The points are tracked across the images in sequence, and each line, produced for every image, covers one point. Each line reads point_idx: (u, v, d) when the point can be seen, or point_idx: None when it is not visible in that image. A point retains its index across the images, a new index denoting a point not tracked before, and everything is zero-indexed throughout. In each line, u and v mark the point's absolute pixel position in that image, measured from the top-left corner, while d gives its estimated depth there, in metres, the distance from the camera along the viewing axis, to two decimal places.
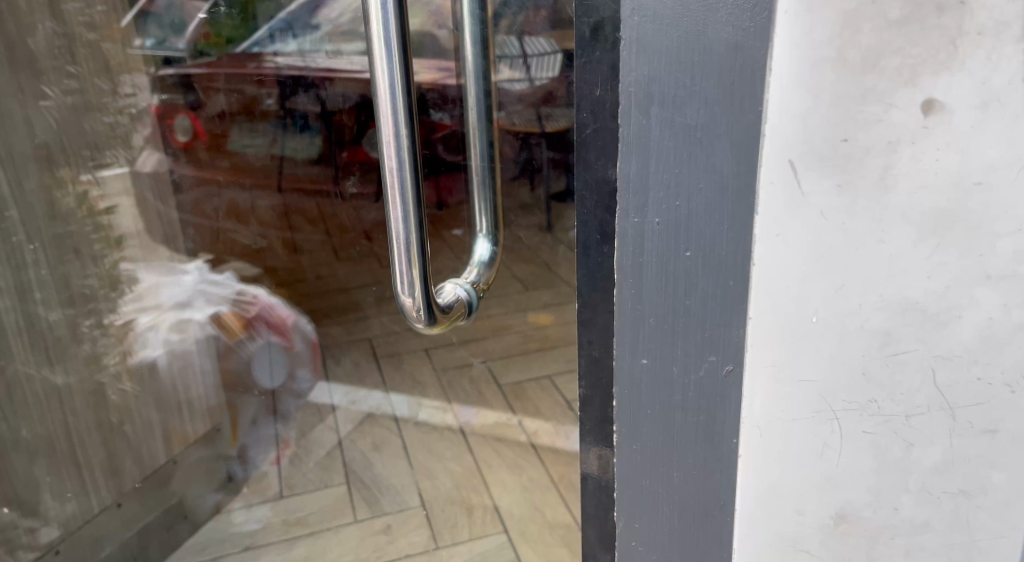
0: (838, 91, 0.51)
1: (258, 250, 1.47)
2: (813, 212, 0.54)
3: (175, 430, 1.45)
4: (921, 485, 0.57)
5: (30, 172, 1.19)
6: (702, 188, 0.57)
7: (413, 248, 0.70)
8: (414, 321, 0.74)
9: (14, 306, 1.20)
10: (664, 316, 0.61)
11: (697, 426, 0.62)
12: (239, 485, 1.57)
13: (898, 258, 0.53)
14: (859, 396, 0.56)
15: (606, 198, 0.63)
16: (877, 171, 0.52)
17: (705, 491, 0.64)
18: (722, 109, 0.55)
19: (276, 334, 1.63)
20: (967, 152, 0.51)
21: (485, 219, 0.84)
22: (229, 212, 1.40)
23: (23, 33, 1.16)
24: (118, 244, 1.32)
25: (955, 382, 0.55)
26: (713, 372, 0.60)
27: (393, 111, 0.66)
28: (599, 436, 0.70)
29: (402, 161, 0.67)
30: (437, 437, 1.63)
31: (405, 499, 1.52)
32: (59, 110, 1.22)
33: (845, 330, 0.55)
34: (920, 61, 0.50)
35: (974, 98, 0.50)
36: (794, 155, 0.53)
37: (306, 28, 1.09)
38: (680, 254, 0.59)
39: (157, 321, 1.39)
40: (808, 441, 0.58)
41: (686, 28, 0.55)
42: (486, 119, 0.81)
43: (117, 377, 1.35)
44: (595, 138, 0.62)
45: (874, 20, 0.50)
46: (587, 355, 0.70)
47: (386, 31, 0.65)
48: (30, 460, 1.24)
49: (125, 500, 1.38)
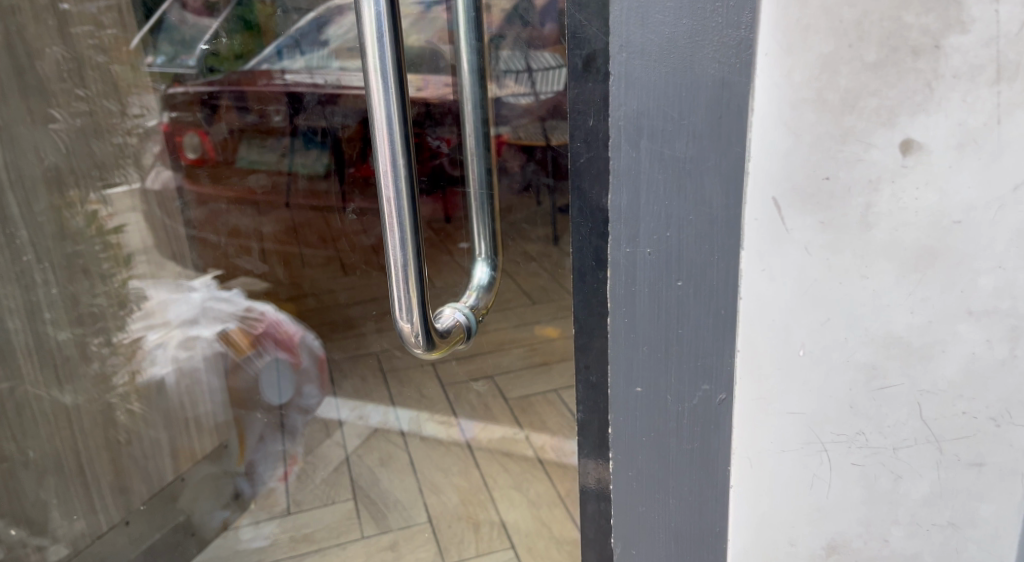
0: (819, 131, 0.52)
1: (261, 274, 1.33)
2: (798, 248, 0.54)
3: (183, 448, 1.49)
4: (911, 516, 0.58)
5: (39, 195, 1.22)
6: (692, 220, 0.58)
7: (411, 274, 0.71)
8: (413, 347, 0.75)
9: (22, 328, 1.24)
10: (657, 345, 0.62)
11: (691, 454, 0.63)
12: (246, 501, 1.58)
13: (882, 293, 0.54)
14: (847, 428, 0.57)
15: (600, 225, 0.63)
16: (860, 209, 0.53)
17: (701, 518, 0.64)
18: (710, 143, 0.56)
19: (284, 350, 1.54)
20: (946, 191, 0.51)
21: (485, 243, 0.84)
22: (229, 233, 1.27)
23: (32, 57, 1.18)
24: (126, 262, 1.34)
25: (941, 416, 0.55)
26: (707, 400, 0.61)
27: (390, 144, 0.67)
28: (597, 459, 0.71)
29: (399, 193, 0.68)
30: (441, 451, 1.50)
31: (412, 515, 1.49)
32: (68, 133, 1.24)
33: (831, 364, 0.56)
34: (897, 102, 0.51)
35: (951, 138, 0.51)
36: (777, 192, 0.54)
37: (314, 45, 0.99)
38: (672, 283, 0.60)
39: (164, 338, 1.42)
40: (798, 472, 0.59)
41: (672, 65, 0.56)
42: (485, 145, 0.81)
43: (125, 398, 1.38)
44: (589, 167, 0.63)
45: (851, 63, 0.51)
46: (585, 380, 0.70)
47: (383, 67, 0.66)
48: (38, 478, 1.29)
49: (133, 519, 1.42)
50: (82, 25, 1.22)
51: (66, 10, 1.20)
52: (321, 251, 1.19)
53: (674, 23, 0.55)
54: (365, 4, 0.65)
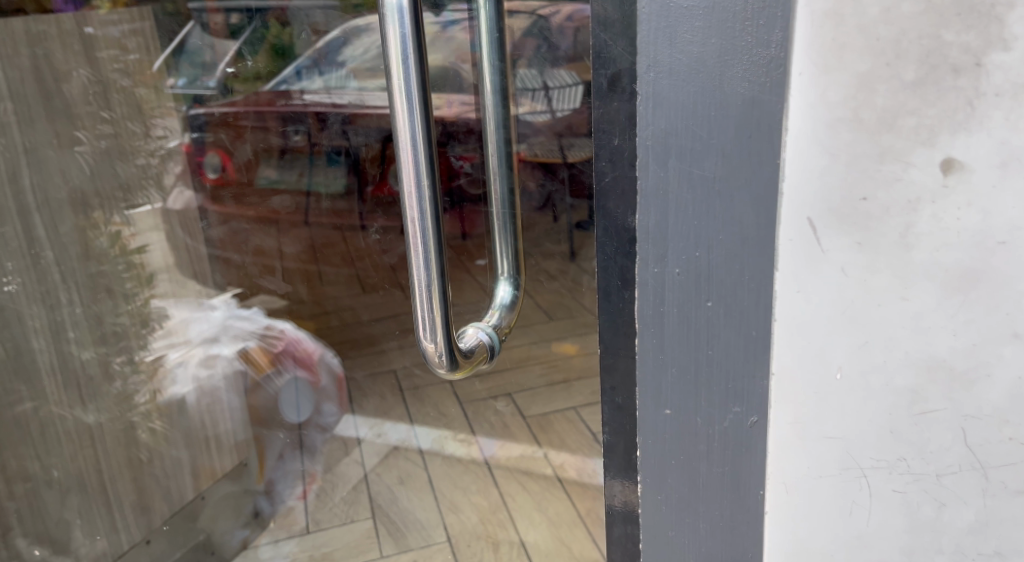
0: (856, 150, 0.52)
1: (284, 293, 1.32)
2: (834, 269, 0.54)
3: (203, 465, 1.50)
4: (955, 546, 0.56)
5: (66, 216, 1.24)
6: (721, 239, 0.57)
7: (434, 293, 0.70)
8: (436, 367, 0.74)
9: (47, 347, 1.27)
10: (685, 367, 0.62)
11: (722, 477, 0.62)
12: (266, 520, 1.57)
13: (922, 316, 0.53)
14: (887, 454, 0.56)
15: (626, 244, 0.63)
16: (898, 230, 0.52)
17: (732, 543, 0.64)
18: (741, 163, 0.55)
19: (303, 369, 1.52)
20: (989, 211, 0.50)
21: (507, 262, 0.82)
22: (254, 252, 1.25)
23: (58, 80, 1.20)
24: (149, 282, 1.35)
25: (986, 441, 0.53)
26: (737, 424, 0.60)
27: (415, 164, 0.67)
28: (624, 481, 0.70)
29: (423, 213, 0.67)
30: (460, 470, 1.45)
31: (431, 535, 1.45)
32: (93, 155, 1.25)
33: (870, 388, 0.55)
34: (936, 121, 0.50)
35: (994, 157, 0.49)
36: (813, 213, 0.53)
37: (333, 65, 1.00)
38: (702, 303, 0.59)
39: (185, 357, 1.42)
40: (836, 499, 0.58)
41: (702, 84, 0.55)
42: (507, 165, 0.79)
43: (147, 416, 1.40)
44: (614, 187, 0.63)
45: (889, 82, 0.50)
46: (610, 403, 0.69)
47: (408, 88, 0.65)
48: (62, 497, 1.33)
49: (154, 538, 1.45)
50: (107, 48, 1.22)
51: (90, 34, 1.21)
52: (342, 270, 1.19)
53: (702, 42, 0.55)
54: (390, 26, 0.64)
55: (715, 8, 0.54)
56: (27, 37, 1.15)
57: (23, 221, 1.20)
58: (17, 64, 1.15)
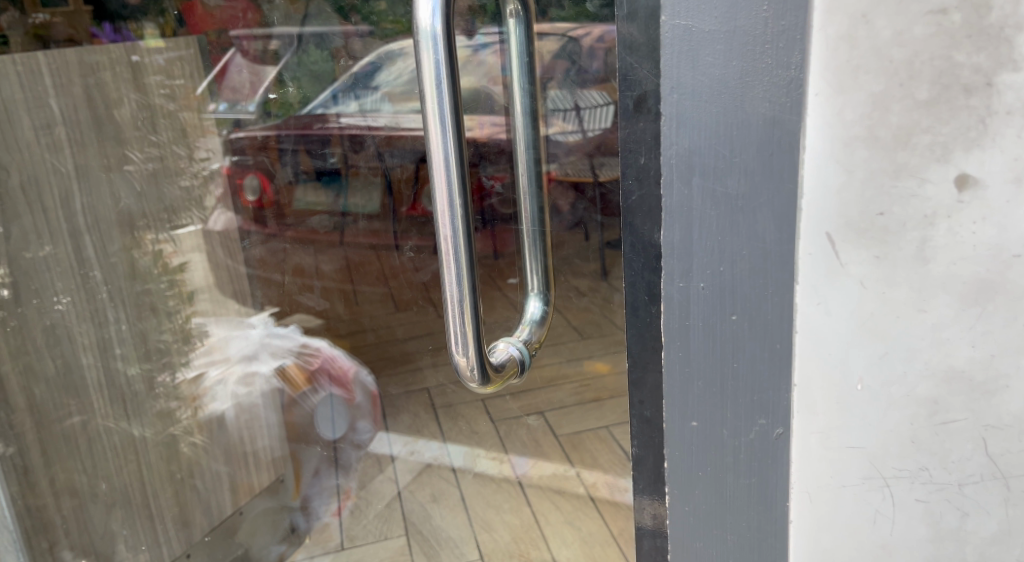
0: (872, 167, 0.53)
1: (320, 309, 1.34)
2: (853, 282, 0.55)
3: (242, 481, 1.56)
4: (979, 555, 0.57)
5: (114, 237, 1.31)
6: (745, 255, 0.59)
7: (466, 308, 0.72)
8: (468, 380, 0.75)
9: (95, 364, 1.33)
10: (711, 379, 0.63)
11: (749, 488, 0.64)
12: (302, 535, 1.59)
13: (940, 327, 0.54)
14: (909, 464, 0.57)
15: (653, 259, 0.64)
16: (915, 244, 0.53)
17: (760, 555, 0.65)
18: (761, 179, 0.57)
19: (338, 387, 1.50)
20: (1005, 225, 0.51)
21: (536, 278, 0.82)
22: (292, 271, 1.29)
23: (110, 107, 1.26)
24: (190, 299, 1.40)
25: (1008, 451, 0.54)
26: (763, 435, 0.62)
27: (448, 185, 0.68)
28: (653, 495, 0.71)
29: (455, 229, 0.69)
30: (493, 488, 1.36)
31: (463, 551, 1.40)
32: (141, 174, 1.31)
33: (890, 397, 0.56)
34: (950, 138, 0.51)
35: (1007, 173, 0.51)
36: (831, 228, 0.55)
37: (367, 89, 1.03)
38: (726, 317, 0.61)
39: (225, 374, 1.48)
40: (859, 508, 0.59)
41: (723, 104, 0.57)
42: (537, 183, 0.81)
43: (188, 431, 1.46)
44: (641, 204, 0.64)
45: (903, 101, 0.52)
46: (638, 415, 0.71)
47: (441, 111, 0.67)
48: (107, 510, 1.38)
49: (194, 550, 1.50)
50: (153, 75, 1.27)
51: (137, 61, 1.25)
52: (377, 288, 1.19)
53: (723, 64, 0.56)
54: (425, 52, 0.66)
55: (736, 32, 0.56)
56: (80, 67, 1.22)
57: (74, 241, 1.26)
58: (71, 93, 1.22)
